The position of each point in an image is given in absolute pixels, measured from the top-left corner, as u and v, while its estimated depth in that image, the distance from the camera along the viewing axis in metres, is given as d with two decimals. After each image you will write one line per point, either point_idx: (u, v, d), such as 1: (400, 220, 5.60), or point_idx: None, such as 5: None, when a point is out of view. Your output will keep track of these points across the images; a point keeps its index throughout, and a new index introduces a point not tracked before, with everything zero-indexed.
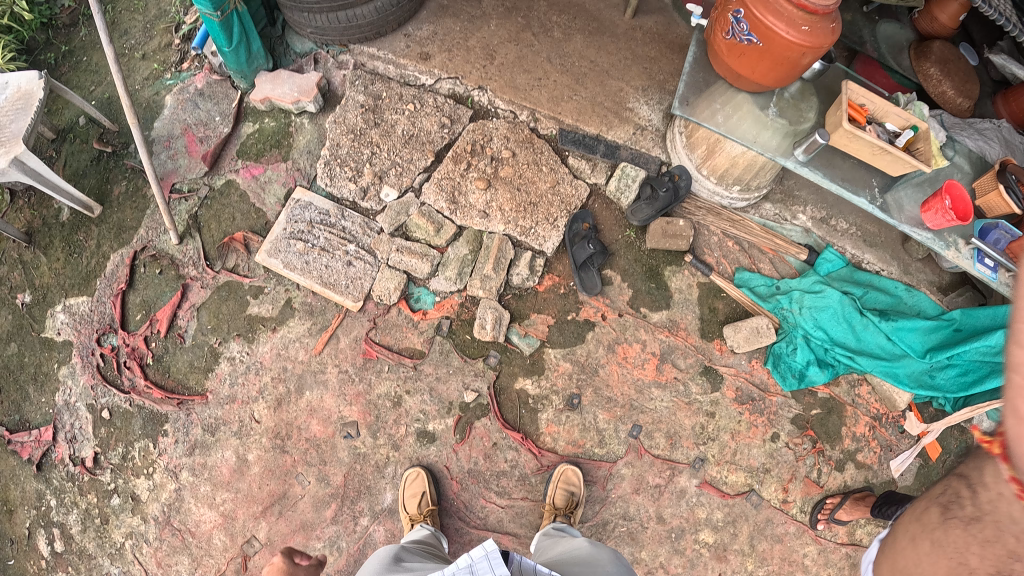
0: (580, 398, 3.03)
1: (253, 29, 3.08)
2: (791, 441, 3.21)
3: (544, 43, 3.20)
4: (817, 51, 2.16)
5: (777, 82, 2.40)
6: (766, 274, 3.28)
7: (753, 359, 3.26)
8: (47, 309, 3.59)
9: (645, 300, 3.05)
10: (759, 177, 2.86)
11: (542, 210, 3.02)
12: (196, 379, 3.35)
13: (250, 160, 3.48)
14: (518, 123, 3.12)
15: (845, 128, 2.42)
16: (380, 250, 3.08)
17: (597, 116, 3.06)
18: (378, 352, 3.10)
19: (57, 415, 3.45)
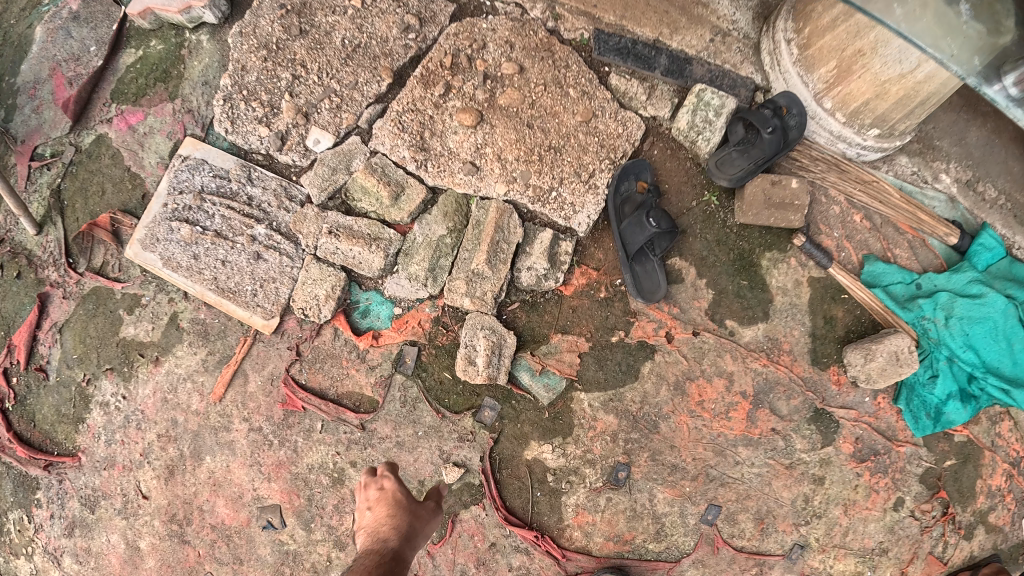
0: (628, 469, 1.87)
1: None
2: (915, 509, 2.17)
3: None
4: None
5: None
6: (903, 265, 2.16)
7: (880, 394, 2.15)
8: None
9: (733, 309, 1.89)
10: (911, 118, 1.93)
11: (568, 163, 1.84)
12: (66, 433, 2.40)
13: (126, 104, 2.48)
14: (529, 19, 1.91)
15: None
16: (303, 233, 1.95)
17: (656, 11, 1.91)
18: (303, 403, 1.96)
19: None
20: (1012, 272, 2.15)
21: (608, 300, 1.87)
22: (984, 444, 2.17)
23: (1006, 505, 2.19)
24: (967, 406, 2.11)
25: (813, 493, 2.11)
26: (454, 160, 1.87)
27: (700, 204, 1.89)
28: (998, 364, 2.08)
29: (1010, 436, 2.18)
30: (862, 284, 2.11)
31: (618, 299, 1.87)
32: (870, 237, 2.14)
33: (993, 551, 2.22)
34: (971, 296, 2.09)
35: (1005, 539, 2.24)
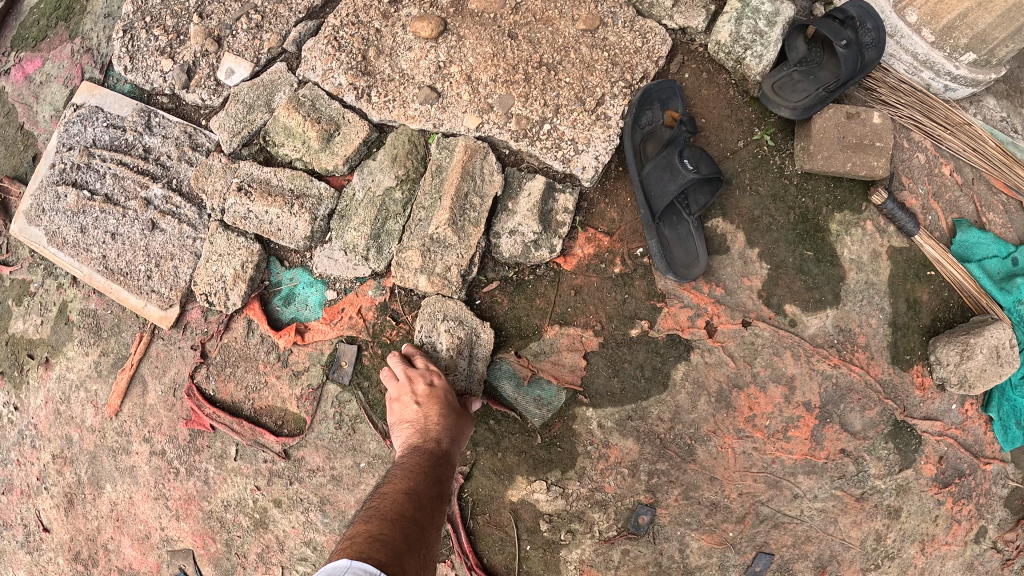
0: (653, 513, 1.37)
1: None
2: (999, 540, 1.70)
3: None
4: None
5: None
6: (996, 235, 1.65)
7: (969, 402, 1.64)
8: None
9: (796, 291, 1.38)
10: (1020, 38, 1.45)
11: (563, 89, 1.34)
12: None
13: (26, 51, 2.09)
14: None
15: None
16: (207, 191, 1.46)
17: None
18: (212, 420, 1.48)
19: None
20: None
21: (625, 279, 1.37)
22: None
23: None
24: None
25: (888, 533, 1.60)
26: (407, 86, 1.37)
27: (749, 144, 1.39)
28: None
29: None
30: (954, 258, 1.60)
31: (638, 277, 1.37)
32: (962, 197, 1.62)
33: None
34: None
35: None
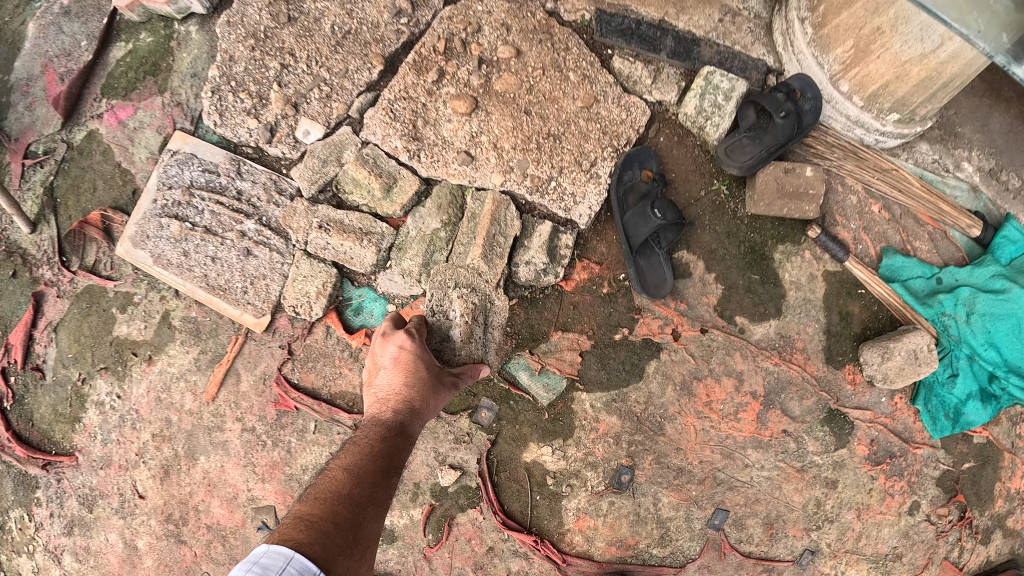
0: (631, 473, 1.82)
1: None
2: (931, 513, 2.23)
3: None
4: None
5: None
6: (922, 260, 2.11)
7: (897, 397, 2.15)
8: None
9: (744, 304, 1.82)
10: (933, 102, 1.82)
11: (566, 152, 1.76)
12: (64, 432, 2.28)
13: (117, 98, 2.30)
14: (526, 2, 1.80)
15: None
16: (293, 228, 1.88)
17: None
18: (296, 403, 1.95)
19: None
20: None
21: (611, 297, 1.79)
22: (1003, 446, 2.25)
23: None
24: (987, 407, 2.14)
25: (826, 498, 2.00)
26: (448, 150, 1.79)
27: (710, 193, 1.80)
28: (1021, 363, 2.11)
29: None
30: (884, 280, 2.00)
31: (621, 295, 1.79)
32: (890, 229, 2.01)
33: (1012, 557, 2.34)
34: (993, 292, 2.08)
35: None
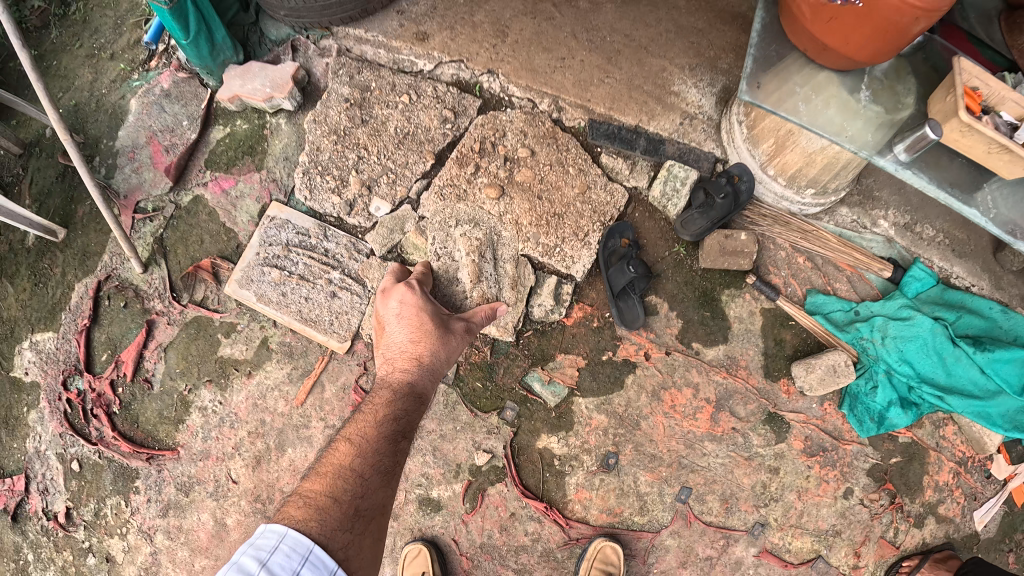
0: (617, 456, 2.49)
1: (215, 16, 2.52)
2: (864, 497, 2.72)
3: (568, 16, 2.51)
4: (933, 13, 1.70)
5: (874, 58, 1.94)
6: (842, 297, 2.72)
7: (826, 402, 2.71)
8: (12, 345, 3.20)
9: (698, 333, 2.49)
10: (838, 179, 2.38)
11: (569, 225, 2.43)
12: (167, 431, 2.97)
13: (219, 171, 2.86)
14: (538, 115, 2.48)
15: (961, 117, 1.89)
16: (369, 278, 2.59)
17: (636, 104, 2.46)
18: None
19: (28, 465, 3.12)
20: (940, 298, 2.82)
21: (600, 329, 2.45)
22: (927, 445, 2.76)
23: (954, 499, 2.77)
24: (907, 411, 2.66)
25: (769, 481, 2.63)
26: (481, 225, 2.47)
27: (671, 253, 2.46)
28: (932, 375, 2.68)
29: (953, 438, 2.78)
30: (807, 312, 2.63)
31: (606, 328, 2.45)
32: (813, 274, 2.65)
33: (947, 540, 2.78)
34: (900, 319, 2.69)
35: (958, 531, 2.80)
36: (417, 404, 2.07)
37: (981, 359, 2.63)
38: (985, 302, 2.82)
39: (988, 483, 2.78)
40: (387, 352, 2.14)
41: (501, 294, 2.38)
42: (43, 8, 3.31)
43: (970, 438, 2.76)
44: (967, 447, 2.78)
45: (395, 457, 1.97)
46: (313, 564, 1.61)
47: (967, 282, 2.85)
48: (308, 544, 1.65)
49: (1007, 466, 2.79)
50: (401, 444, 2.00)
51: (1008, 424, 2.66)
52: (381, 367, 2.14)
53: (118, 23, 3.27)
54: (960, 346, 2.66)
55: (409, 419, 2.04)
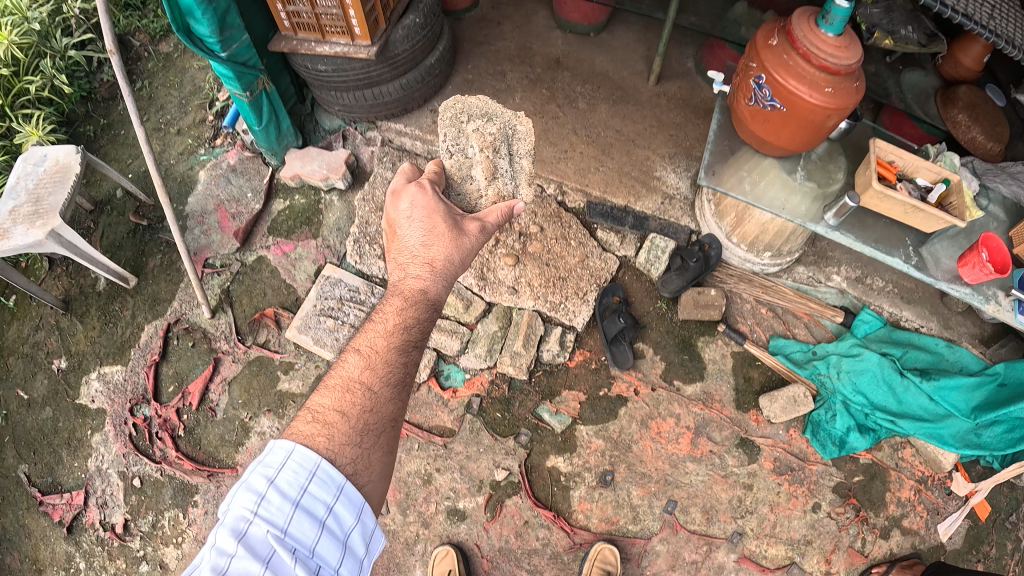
0: (613, 473, 3.00)
1: (282, 109, 3.28)
2: (831, 510, 3.06)
3: (570, 114, 3.34)
4: (840, 111, 2.57)
5: (803, 143, 2.81)
6: (801, 339, 3.28)
7: (791, 428, 3.17)
8: (81, 376, 3.57)
9: (679, 373, 3.10)
10: (784, 243, 3.05)
11: (572, 285, 3.09)
12: (228, 452, 3.30)
13: (280, 237, 3.45)
14: (546, 197, 3.22)
15: (874, 188, 2.76)
16: None
17: (625, 187, 3.23)
18: (408, 431, 3.02)
19: (89, 480, 3.36)
20: (889, 336, 3.34)
21: (598, 369, 3.08)
22: (887, 465, 3.16)
23: (917, 513, 3.10)
24: (865, 435, 3.11)
25: (744, 495, 3.04)
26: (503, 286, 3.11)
27: (653, 307, 3.16)
28: (885, 403, 3.18)
29: (912, 459, 3.18)
30: (770, 353, 3.20)
31: (603, 370, 3.07)
32: (775, 322, 3.25)
33: (913, 550, 3.06)
34: (851, 356, 3.21)
35: (925, 543, 3.09)
36: (427, 310, 2.18)
37: (927, 388, 3.15)
38: (931, 339, 3.36)
39: (949, 498, 3.13)
40: (400, 256, 2.32)
41: (518, 190, 2.79)
42: (110, 83, 4.50)
43: (928, 458, 3.16)
44: (926, 467, 3.17)
45: (405, 366, 1.97)
46: (319, 481, 1.60)
47: (916, 323, 3.41)
48: (315, 460, 1.62)
49: (966, 482, 3.13)
50: (412, 353, 2.03)
51: (958, 442, 3.11)
52: (396, 270, 2.31)
53: (180, 102, 3.84)
54: (907, 377, 3.18)
55: (419, 327, 2.11)
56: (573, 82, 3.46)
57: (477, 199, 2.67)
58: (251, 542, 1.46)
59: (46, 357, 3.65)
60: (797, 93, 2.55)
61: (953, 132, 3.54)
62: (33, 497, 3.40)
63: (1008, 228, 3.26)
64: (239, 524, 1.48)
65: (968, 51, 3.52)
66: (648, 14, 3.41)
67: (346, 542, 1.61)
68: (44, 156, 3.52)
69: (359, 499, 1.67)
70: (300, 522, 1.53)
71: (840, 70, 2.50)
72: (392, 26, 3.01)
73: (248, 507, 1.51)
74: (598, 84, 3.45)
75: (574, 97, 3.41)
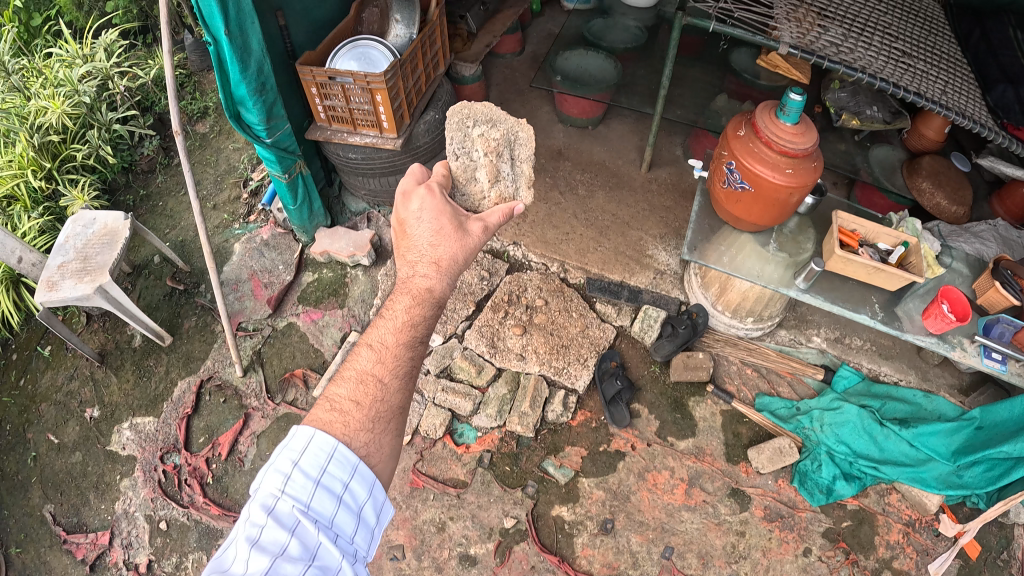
0: (612, 522, 3.18)
1: (315, 192, 3.96)
2: (822, 554, 3.11)
3: (570, 200, 4.23)
4: (802, 188, 2.94)
5: (774, 218, 3.18)
6: (786, 397, 3.61)
7: (779, 478, 3.34)
8: (114, 425, 3.68)
9: (672, 430, 3.43)
10: (764, 304, 3.50)
11: (573, 351, 3.58)
12: None
13: (309, 306, 3.96)
14: (550, 274, 3.91)
15: (837, 253, 3.11)
16: (427, 390, 3.52)
17: (621, 266, 3.92)
18: (424, 481, 3.26)
19: (115, 522, 3.34)
20: (867, 390, 3.59)
21: (598, 428, 3.43)
22: (875, 510, 3.26)
23: (907, 555, 3.14)
24: (850, 483, 3.26)
25: (738, 541, 3.13)
26: (510, 355, 3.59)
27: (648, 369, 3.63)
28: (867, 451, 3.36)
29: (899, 503, 3.29)
30: (756, 409, 3.54)
31: (602, 430, 3.43)
32: (760, 381, 3.65)
33: None
34: (832, 409, 3.47)
35: None
36: (433, 308, 2.25)
37: (907, 435, 3.32)
38: (909, 391, 3.59)
39: (937, 539, 3.17)
40: (409, 253, 2.37)
41: (518, 192, 3.03)
42: (151, 157, 4.95)
43: (913, 502, 3.27)
44: (913, 511, 3.26)
45: (412, 358, 2.09)
46: (336, 462, 1.72)
47: (896, 377, 3.67)
48: (333, 444, 1.74)
49: (953, 522, 3.18)
50: (418, 348, 2.14)
51: (941, 484, 3.23)
52: (404, 266, 2.37)
53: (215, 179, 4.66)
54: (887, 426, 3.37)
55: (426, 324, 2.20)
56: (574, 171, 4.42)
57: (480, 200, 2.99)
58: (279, 516, 1.59)
59: (80, 406, 3.77)
60: (762, 175, 2.94)
61: (919, 199, 3.92)
62: (57, 535, 3.35)
63: (971, 282, 3.54)
64: (268, 500, 1.62)
65: (930, 123, 4.00)
66: (638, 108, 4.05)
67: (359, 514, 1.74)
68: (94, 220, 3.85)
69: (372, 476, 1.79)
70: (321, 498, 1.66)
71: (798, 155, 2.87)
72: (415, 122, 3.76)
73: (275, 487, 1.64)
74: (596, 172, 4.39)
75: (574, 185, 4.32)
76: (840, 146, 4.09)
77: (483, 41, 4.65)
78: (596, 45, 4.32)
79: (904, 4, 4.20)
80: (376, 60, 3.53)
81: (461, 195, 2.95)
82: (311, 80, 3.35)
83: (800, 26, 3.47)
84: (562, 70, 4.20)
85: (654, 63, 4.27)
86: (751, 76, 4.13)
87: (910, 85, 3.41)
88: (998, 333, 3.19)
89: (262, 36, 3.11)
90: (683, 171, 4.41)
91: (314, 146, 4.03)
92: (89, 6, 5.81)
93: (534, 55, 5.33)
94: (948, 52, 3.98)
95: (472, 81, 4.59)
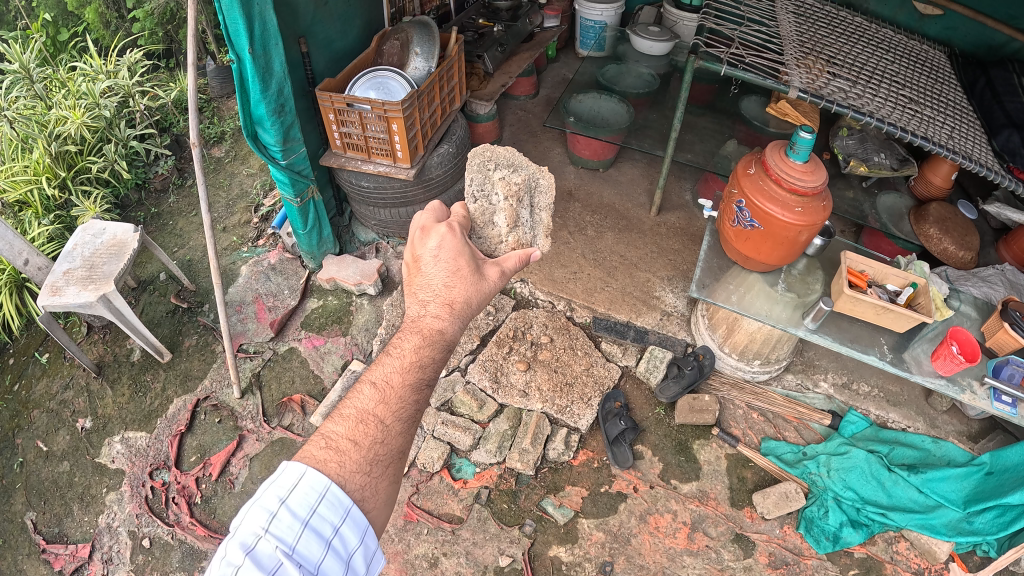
0: (612, 565, 3.02)
1: (326, 219, 4.02)
2: None
3: (578, 241, 4.38)
4: (811, 227, 2.89)
5: (782, 259, 3.14)
6: (792, 442, 3.54)
7: (785, 524, 3.19)
8: (105, 437, 3.54)
9: (676, 472, 3.36)
10: (768, 346, 3.52)
11: (577, 390, 3.60)
12: None
13: (312, 331, 3.95)
14: (556, 312, 3.99)
15: (845, 293, 3.05)
16: (427, 423, 3.49)
17: (626, 306, 4.00)
18: (419, 515, 3.15)
19: (97, 536, 3.16)
20: (874, 435, 3.52)
21: (599, 468, 3.36)
22: (882, 559, 3.09)
23: None
24: (858, 530, 3.12)
25: None
26: (516, 393, 3.59)
27: (655, 410, 3.62)
28: (875, 497, 3.25)
29: (907, 552, 3.12)
30: (763, 453, 3.46)
31: (603, 468, 3.36)
32: (766, 424, 3.61)
33: None
34: (838, 454, 3.39)
35: None
36: (444, 352, 1.99)
37: (915, 481, 3.24)
38: (917, 436, 3.50)
39: None
40: (418, 291, 2.11)
41: (535, 239, 2.89)
42: (165, 177, 5.01)
43: (922, 550, 3.11)
44: (922, 559, 3.10)
45: (418, 404, 1.84)
46: (328, 503, 1.53)
47: (903, 423, 3.57)
48: (325, 483, 1.55)
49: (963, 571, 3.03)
50: (425, 393, 1.88)
51: (951, 531, 3.11)
52: (412, 305, 2.10)
53: (228, 203, 4.80)
54: (895, 471, 3.29)
55: (434, 368, 1.95)
56: (583, 214, 4.60)
57: (497, 244, 2.73)
58: (257, 557, 1.39)
59: (71, 417, 3.65)
60: (770, 212, 2.90)
61: (927, 244, 3.90)
62: (36, 544, 3.18)
63: (979, 324, 3.44)
64: (247, 539, 1.41)
65: (936, 171, 4.07)
66: (650, 150, 4.06)
67: (348, 562, 1.54)
68: (104, 230, 3.83)
69: (366, 522, 1.60)
70: (308, 541, 1.46)
71: (808, 194, 2.85)
72: (429, 154, 3.85)
73: (257, 525, 1.44)
74: (605, 215, 4.58)
75: (584, 226, 4.50)
76: (848, 192, 4.16)
77: (498, 81, 4.72)
78: (609, 89, 4.43)
79: (906, 54, 4.32)
80: (394, 90, 3.58)
81: (477, 239, 2.71)
82: (330, 106, 3.44)
83: (810, 71, 3.51)
84: (575, 112, 4.27)
85: (666, 109, 4.32)
86: (761, 123, 4.26)
87: (917, 128, 3.39)
88: (1007, 375, 3.08)
89: (284, 59, 3.16)
90: (693, 215, 4.61)
91: (328, 174, 4.10)
92: (116, 26, 5.93)
93: (549, 98, 5.61)
94: (955, 99, 4.02)
95: (486, 120, 4.68)
